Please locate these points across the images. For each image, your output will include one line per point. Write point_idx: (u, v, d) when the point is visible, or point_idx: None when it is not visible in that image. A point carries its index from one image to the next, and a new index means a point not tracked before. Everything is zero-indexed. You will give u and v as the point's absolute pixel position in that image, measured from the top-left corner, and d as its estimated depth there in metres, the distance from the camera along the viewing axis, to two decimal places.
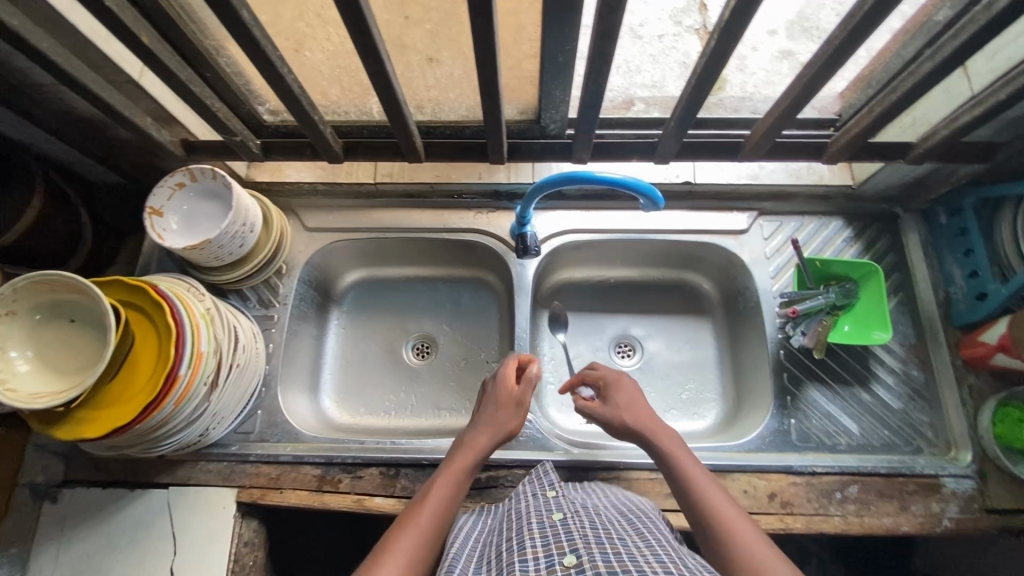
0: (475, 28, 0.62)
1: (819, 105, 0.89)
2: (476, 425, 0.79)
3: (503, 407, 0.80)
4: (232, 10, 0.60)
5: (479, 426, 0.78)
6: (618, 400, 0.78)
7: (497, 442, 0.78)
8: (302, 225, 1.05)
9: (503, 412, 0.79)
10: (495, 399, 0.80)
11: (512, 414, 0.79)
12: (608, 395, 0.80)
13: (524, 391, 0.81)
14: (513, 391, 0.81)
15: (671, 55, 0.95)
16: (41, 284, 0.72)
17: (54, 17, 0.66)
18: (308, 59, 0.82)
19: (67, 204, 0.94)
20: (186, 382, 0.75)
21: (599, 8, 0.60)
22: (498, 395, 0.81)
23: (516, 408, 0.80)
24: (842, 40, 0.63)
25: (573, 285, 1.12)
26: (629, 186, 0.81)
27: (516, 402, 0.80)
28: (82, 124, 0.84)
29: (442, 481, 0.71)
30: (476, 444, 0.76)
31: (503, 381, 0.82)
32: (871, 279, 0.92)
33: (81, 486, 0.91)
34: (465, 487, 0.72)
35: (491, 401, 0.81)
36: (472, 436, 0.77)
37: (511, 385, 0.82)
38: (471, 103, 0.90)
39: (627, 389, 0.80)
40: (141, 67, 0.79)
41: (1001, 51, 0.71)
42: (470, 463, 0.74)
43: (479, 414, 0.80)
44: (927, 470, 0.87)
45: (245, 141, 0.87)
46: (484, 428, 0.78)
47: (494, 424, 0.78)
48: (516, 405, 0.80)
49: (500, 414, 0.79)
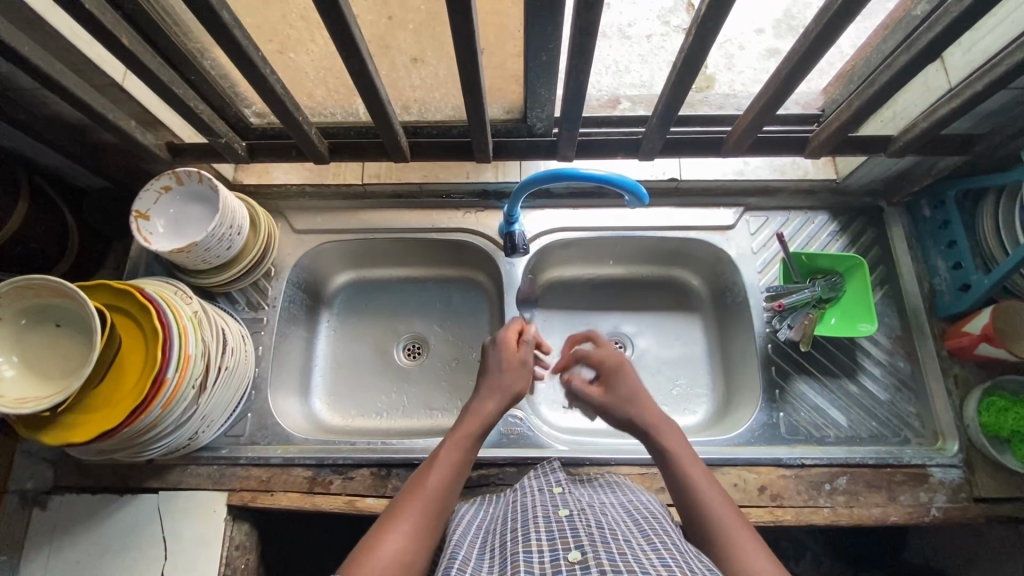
0: (456, 27, 0.63)
1: (802, 101, 0.92)
2: (480, 391, 0.78)
3: (507, 370, 0.80)
4: (212, 11, 0.60)
5: (484, 392, 0.78)
6: (623, 389, 0.78)
7: (503, 405, 0.77)
8: (290, 227, 1.05)
9: (508, 374, 0.80)
10: (501, 364, 0.80)
11: (517, 375, 0.80)
12: (610, 381, 0.80)
13: (526, 354, 0.83)
14: (516, 353, 0.81)
15: (660, 54, 1.02)
16: (24, 288, 0.71)
17: (36, 20, 0.66)
18: (293, 60, 0.82)
19: (52, 209, 0.94)
20: (174, 386, 0.75)
21: (578, 6, 0.61)
22: (501, 358, 0.81)
23: (520, 369, 0.80)
24: (819, 34, 0.64)
25: (562, 283, 1.13)
26: (615, 183, 0.81)
27: (520, 362, 0.81)
28: (66, 128, 0.84)
29: (447, 450, 0.70)
30: (482, 410, 0.75)
31: (505, 343, 0.83)
32: (856, 272, 0.93)
33: (69, 492, 0.91)
34: (472, 453, 0.72)
35: (494, 366, 0.80)
36: (477, 401, 0.76)
37: (513, 347, 0.82)
38: (457, 102, 0.91)
39: (628, 378, 0.80)
40: (125, 70, 0.79)
41: (977, 43, 0.72)
42: (475, 429, 0.73)
43: (483, 379, 0.80)
44: (914, 461, 0.88)
45: (230, 142, 0.87)
46: (488, 394, 0.77)
47: (498, 388, 0.78)
48: (520, 365, 0.80)
49: (504, 377, 0.79)
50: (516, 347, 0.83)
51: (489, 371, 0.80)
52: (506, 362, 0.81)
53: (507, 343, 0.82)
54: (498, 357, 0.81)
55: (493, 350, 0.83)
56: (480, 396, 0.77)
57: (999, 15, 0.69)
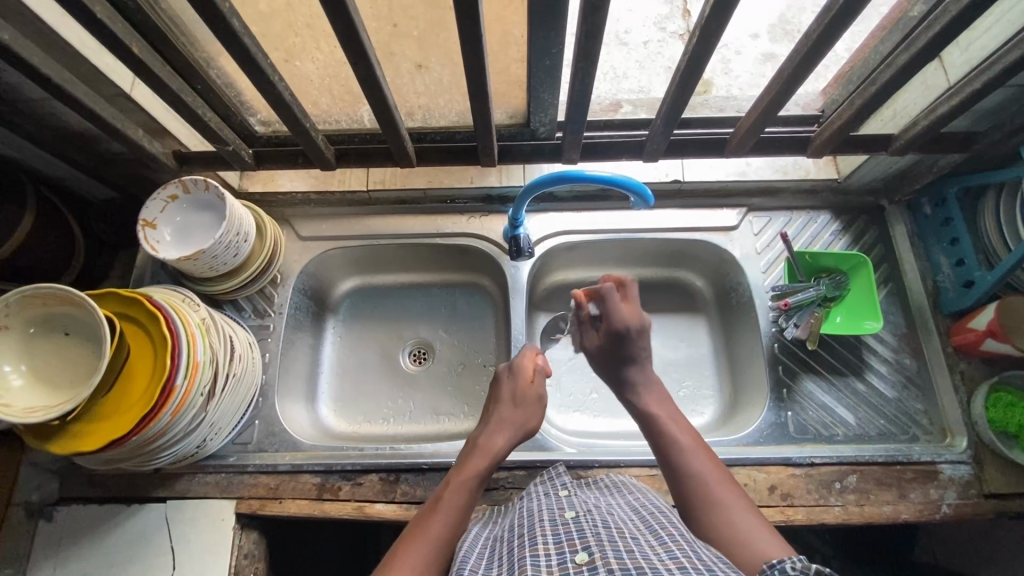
0: (462, 32, 0.63)
1: (802, 102, 0.93)
2: (490, 426, 0.80)
3: (521, 406, 0.82)
4: (222, 19, 0.61)
5: (493, 428, 0.79)
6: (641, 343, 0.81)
7: (512, 442, 0.79)
8: (296, 234, 1.06)
9: (522, 409, 0.82)
10: (511, 395, 0.83)
11: (531, 410, 0.82)
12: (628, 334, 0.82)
13: (540, 388, 0.85)
14: (531, 389, 0.84)
15: (657, 60, 1.04)
16: (33, 297, 0.71)
17: (46, 31, 0.67)
18: (299, 68, 0.83)
19: (58, 219, 0.94)
20: (183, 393, 0.74)
21: (583, 10, 0.61)
22: (515, 392, 0.83)
23: (532, 405, 0.83)
24: (820, 35, 0.65)
25: (567, 286, 1.13)
26: (620, 184, 0.82)
27: (534, 398, 0.83)
28: (73, 138, 0.85)
29: (454, 489, 0.71)
30: (492, 446, 0.77)
31: (520, 376, 0.85)
32: (860, 270, 0.94)
33: (76, 503, 0.90)
34: (479, 492, 0.72)
35: (507, 400, 0.82)
36: (487, 438, 0.78)
37: (529, 383, 0.84)
38: (461, 108, 0.91)
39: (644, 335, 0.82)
40: (133, 79, 0.80)
41: (974, 42, 0.73)
42: (484, 468, 0.74)
43: (495, 413, 0.82)
44: (924, 457, 0.88)
45: (237, 150, 0.87)
46: (498, 430, 0.79)
47: (509, 423, 0.80)
48: (533, 401, 0.83)
49: (517, 412, 0.81)
50: (529, 381, 0.84)
51: (503, 401, 0.82)
52: (520, 396, 0.83)
53: (524, 376, 0.84)
54: (513, 389, 0.83)
55: (507, 380, 0.85)
56: (490, 432, 0.79)
57: (995, 14, 0.70)
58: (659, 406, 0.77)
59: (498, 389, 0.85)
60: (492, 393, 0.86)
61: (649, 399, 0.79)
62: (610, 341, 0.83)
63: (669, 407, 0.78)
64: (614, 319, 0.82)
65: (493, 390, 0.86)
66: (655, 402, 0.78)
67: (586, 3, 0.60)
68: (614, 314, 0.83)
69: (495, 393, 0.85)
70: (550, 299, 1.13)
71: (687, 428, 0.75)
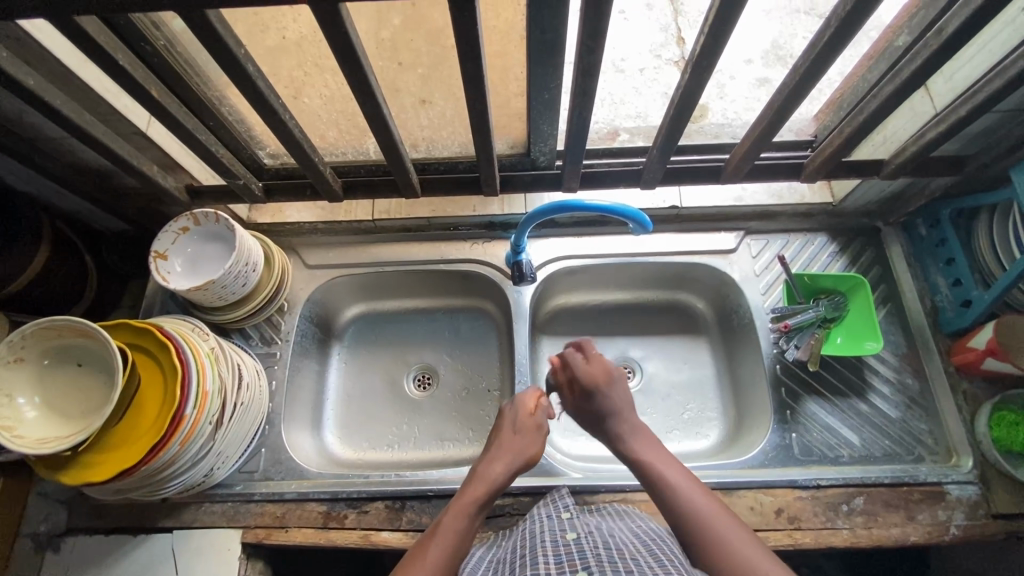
0: (465, 71, 0.66)
1: (796, 128, 0.96)
2: (491, 455, 0.79)
3: (521, 434, 0.81)
4: (238, 65, 0.64)
5: (493, 456, 0.79)
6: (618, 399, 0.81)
7: (513, 468, 0.78)
8: (303, 263, 1.08)
9: (523, 436, 0.81)
10: (512, 424, 0.83)
11: (530, 438, 0.81)
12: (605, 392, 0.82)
13: (542, 419, 0.84)
14: (531, 416, 0.83)
15: (654, 86, 1.07)
16: (49, 329, 0.73)
17: (69, 76, 0.70)
18: (307, 104, 0.86)
19: (72, 251, 0.97)
20: (192, 422, 0.76)
21: (579, 50, 0.65)
22: (516, 420, 0.83)
23: (531, 431, 0.82)
24: (806, 69, 0.67)
25: (569, 310, 1.15)
26: (619, 213, 0.84)
27: (535, 426, 0.83)
28: (90, 174, 0.88)
29: (450, 516, 0.71)
30: (491, 473, 0.76)
31: (521, 405, 0.85)
32: (859, 291, 0.95)
33: (84, 534, 0.90)
34: (477, 519, 0.72)
35: (508, 428, 0.82)
36: (486, 466, 0.77)
37: (529, 411, 0.84)
38: (463, 139, 0.94)
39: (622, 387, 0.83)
40: (149, 118, 0.83)
41: (959, 71, 0.76)
42: (481, 496, 0.74)
43: (496, 441, 0.81)
44: (930, 479, 0.88)
45: (248, 183, 0.90)
46: (498, 458, 0.78)
47: (510, 450, 0.79)
48: (533, 429, 0.82)
49: (518, 439, 0.80)
50: (531, 410, 0.85)
51: (502, 432, 0.82)
52: (520, 424, 0.83)
53: (523, 407, 0.84)
54: (514, 418, 0.83)
55: (510, 410, 0.85)
56: (490, 459, 0.79)
57: (977, 45, 0.73)
58: (647, 448, 0.76)
59: (499, 422, 0.85)
60: (494, 427, 0.85)
61: (638, 443, 0.77)
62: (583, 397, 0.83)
63: (655, 446, 0.77)
64: (582, 378, 0.83)
65: (496, 421, 0.86)
66: (645, 446, 0.76)
67: (582, 43, 0.63)
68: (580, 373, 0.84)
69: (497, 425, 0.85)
70: (554, 323, 1.14)
71: (677, 466, 0.74)
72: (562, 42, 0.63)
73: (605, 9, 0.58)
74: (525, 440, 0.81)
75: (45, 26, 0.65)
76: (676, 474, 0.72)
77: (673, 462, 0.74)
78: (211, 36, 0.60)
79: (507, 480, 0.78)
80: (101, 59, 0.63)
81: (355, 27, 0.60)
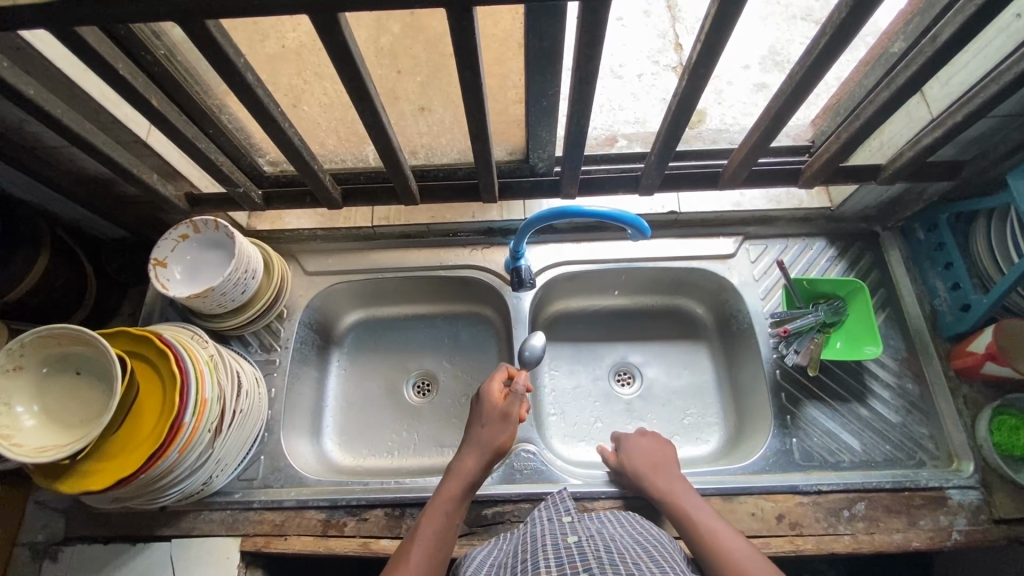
0: (463, 80, 0.67)
1: (793, 133, 0.97)
2: (464, 449, 0.82)
3: (489, 425, 0.83)
4: (238, 74, 0.64)
5: (466, 451, 0.82)
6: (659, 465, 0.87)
7: (485, 461, 0.80)
8: (302, 269, 1.08)
9: (491, 427, 0.83)
10: (480, 416, 0.84)
11: (500, 426, 0.83)
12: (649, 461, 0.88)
13: (512, 403, 0.85)
14: (498, 406, 0.84)
15: (652, 92, 1.08)
16: (48, 338, 0.73)
17: (70, 85, 0.71)
18: (307, 112, 0.87)
19: (71, 259, 0.97)
20: (191, 430, 0.75)
21: (577, 58, 0.65)
22: (483, 412, 0.84)
23: (500, 421, 0.83)
24: (802, 76, 0.67)
25: (569, 315, 1.15)
26: (617, 218, 0.85)
27: (503, 414, 0.84)
28: (89, 182, 0.88)
29: (429, 517, 0.74)
30: (464, 470, 0.79)
31: (488, 396, 0.86)
32: (857, 295, 0.95)
33: (81, 543, 0.90)
34: (456, 515, 0.76)
35: (477, 422, 0.84)
36: (460, 462, 0.80)
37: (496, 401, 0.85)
38: (462, 146, 0.95)
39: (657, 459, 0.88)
40: (149, 127, 0.83)
41: (954, 77, 0.76)
42: (457, 491, 0.77)
43: (467, 436, 0.83)
44: (931, 483, 0.88)
45: (247, 191, 0.90)
46: (469, 452, 0.81)
47: (480, 442, 0.81)
48: (502, 417, 0.84)
49: (486, 431, 0.82)
50: (499, 400, 0.86)
51: (473, 425, 0.84)
52: (488, 415, 0.84)
53: (488, 396, 0.86)
54: (482, 411, 0.85)
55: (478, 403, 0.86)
56: (463, 454, 0.81)
57: (972, 51, 0.73)
58: (679, 495, 0.80)
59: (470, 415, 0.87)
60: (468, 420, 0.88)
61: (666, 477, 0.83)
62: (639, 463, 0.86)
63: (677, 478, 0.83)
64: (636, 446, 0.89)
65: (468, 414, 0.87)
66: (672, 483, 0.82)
67: (580, 51, 0.63)
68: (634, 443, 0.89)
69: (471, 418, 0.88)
70: (553, 328, 1.14)
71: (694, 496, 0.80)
72: (560, 50, 0.63)
73: (603, 17, 0.58)
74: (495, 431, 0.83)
75: (46, 37, 0.65)
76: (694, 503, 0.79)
77: (691, 492, 0.81)
78: (211, 45, 0.60)
79: (483, 472, 0.80)
80: (102, 68, 0.63)
81: (354, 36, 0.61)
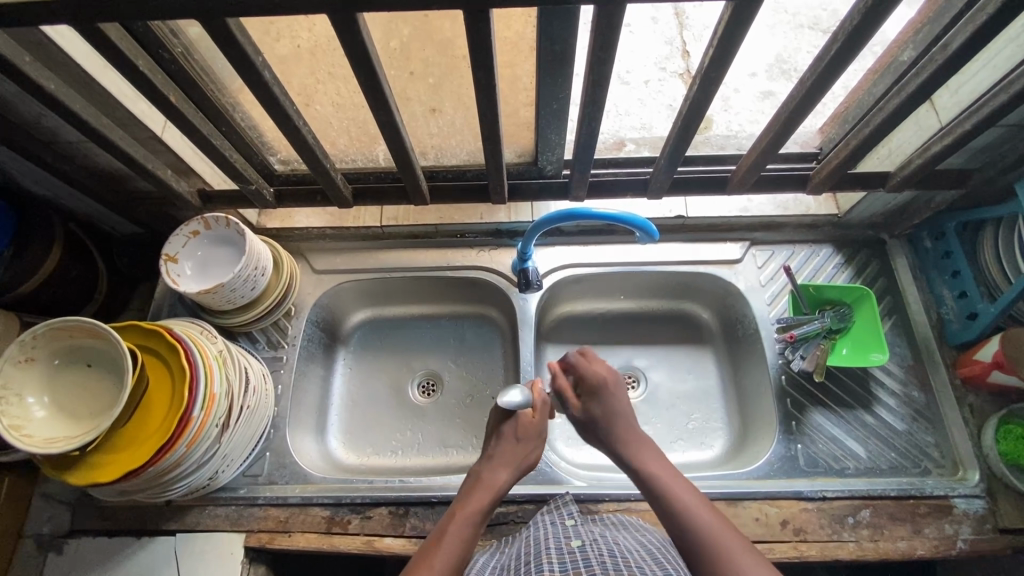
0: (477, 81, 0.67)
1: (801, 141, 0.97)
2: (493, 460, 0.80)
3: (521, 442, 0.81)
4: (255, 71, 0.64)
5: (496, 461, 0.80)
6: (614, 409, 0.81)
7: (515, 477, 0.79)
8: (310, 268, 1.09)
9: (524, 446, 0.81)
10: (513, 434, 0.82)
11: (531, 445, 0.82)
12: (597, 395, 0.82)
13: (542, 422, 0.84)
14: (534, 425, 0.83)
15: (659, 98, 1.09)
16: (60, 330, 0.74)
17: (88, 81, 0.72)
18: (319, 111, 0.89)
19: (82, 254, 0.98)
20: (199, 424, 0.76)
21: (590, 61, 0.65)
22: (517, 428, 0.82)
23: (534, 439, 0.82)
24: (814, 82, 0.67)
25: (574, 317, 1.15)
26: (626, 221, 0.85)
27: (535, 433, 0.83)
28: (105, 178, 0.89)
29: (459, 523, 0.70)
30: (494, 480, 0.77)
31: (520, 414, 0.84)
32: (864, 302, 0.94)
33: (86, 536, 0.91)
34: (481, 529, 0.72)
35: (509, 434, 0.82)
36: (490, 473, 0.78)
37: (529, 416, 0.83)
38: (472, 147, 0.96)
39: (612, 394, 0.82)
40: (164, 122, 0.84)
41: (963, 86, 0.77)
42: (486, 503, 0.74)
43: (497, 448, 0.81)
44: (937, 492, 0.87)
45: (259, 188, 0.91)
46: (501, 465, 0.79)
47: (511, 457, 0.80)
48: (535, 434, 0.83)
49: (519, 448, 0.81)
50: (530, 415, 0.84)
51: (504, 436, 0.82)
52: (522, 431, 0.82)
53: (525, 408, 0.83)
54: (515, 422, 0.83)
55: (511, 413, 0.84)
56: (494, 466, 0.79)
57: (982, 60, 0.73)
58: (643, 454, 0.74)
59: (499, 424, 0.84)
60: (493, 427, 0.85)
61: (644, 457, 0.74)
62: (589, 399, 0.83)
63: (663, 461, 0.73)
64: (587, 375, 0.85)
65: (494, 422, 0.85)
66: (645, 458, 0.74)
67: (593, 55, 0.64)
68: (585, 374, 0.85)
69: (496, 429, 0.84)
70: (558, 331, 1.14)
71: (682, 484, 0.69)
72: (573, 54, 0.64)
73: (617, 22, 0.59)
74: (524, 448, 0.81)
75: (66, 32, 0.66)
76: (690, 496, 0.66)
77: (659, 461, 0.73)
78: (230, 44, 0.61)
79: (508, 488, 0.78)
80: (120, 64, 0.64)
81: (370, 37, 0.61)
